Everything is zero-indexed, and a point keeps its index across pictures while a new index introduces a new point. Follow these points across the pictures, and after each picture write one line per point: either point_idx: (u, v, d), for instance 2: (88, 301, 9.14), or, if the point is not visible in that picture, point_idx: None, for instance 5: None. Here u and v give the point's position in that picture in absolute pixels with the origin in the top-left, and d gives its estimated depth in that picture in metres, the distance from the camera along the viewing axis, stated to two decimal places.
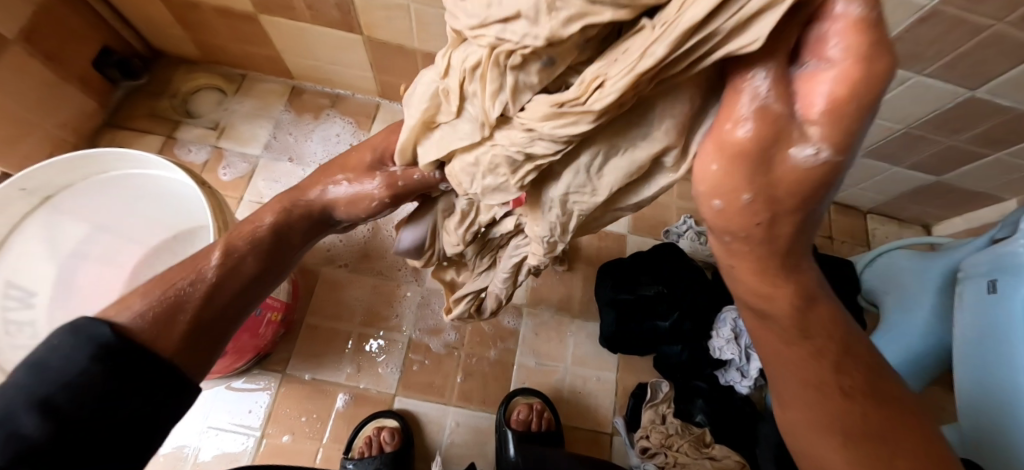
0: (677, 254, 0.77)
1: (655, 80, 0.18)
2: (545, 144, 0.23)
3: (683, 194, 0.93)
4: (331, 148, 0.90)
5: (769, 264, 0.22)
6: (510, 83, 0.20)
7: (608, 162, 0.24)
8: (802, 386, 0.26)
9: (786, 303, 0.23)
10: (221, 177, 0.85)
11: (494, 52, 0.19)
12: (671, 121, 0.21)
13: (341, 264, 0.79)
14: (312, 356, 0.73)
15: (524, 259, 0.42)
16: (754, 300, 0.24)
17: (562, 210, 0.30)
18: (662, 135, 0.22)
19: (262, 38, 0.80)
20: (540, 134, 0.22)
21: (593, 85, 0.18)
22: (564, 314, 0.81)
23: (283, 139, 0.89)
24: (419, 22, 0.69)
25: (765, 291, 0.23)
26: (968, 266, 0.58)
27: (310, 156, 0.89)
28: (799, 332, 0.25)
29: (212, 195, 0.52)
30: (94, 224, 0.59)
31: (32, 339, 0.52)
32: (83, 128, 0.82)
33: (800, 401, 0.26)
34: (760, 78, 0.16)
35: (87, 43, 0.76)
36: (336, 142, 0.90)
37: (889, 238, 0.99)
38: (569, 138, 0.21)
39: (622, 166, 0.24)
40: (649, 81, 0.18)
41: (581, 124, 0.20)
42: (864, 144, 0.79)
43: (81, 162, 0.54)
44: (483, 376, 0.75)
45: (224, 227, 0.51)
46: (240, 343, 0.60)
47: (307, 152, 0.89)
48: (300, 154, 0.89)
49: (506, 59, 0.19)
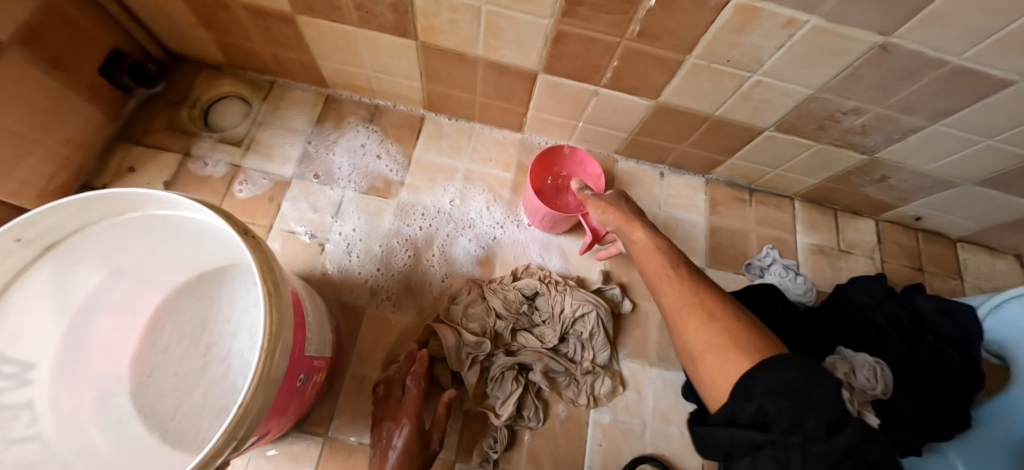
0: (773, 295, 0.71)
1: (576, 328, 0.69)
2: (545, 332, 0.68)
3: (763, 221, 0.85)
4: (359, 161, 0.79)
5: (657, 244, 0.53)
6: (523, 327, 0.69)
7: (592, 344, 0.68)
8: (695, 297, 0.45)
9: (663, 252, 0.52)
10: (237, 194, 0.74)
11: (512, 316, 0.68)
12: (600, 334, 0.69)
13: (384, 297, 0.70)
14: (359, 416, 0.63)
15: (575, 386, 0.68)
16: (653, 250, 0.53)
17: (592, 367, 0.68)
18: (601, 334, 0.69)
19: (299, 42, 0.69)
20: (547, 332, 0.69)
21: (553, 326, 0.68)
22: (642, 361, 0.72)
23: (306, 151, 0.79)
24: (491, 27, 0.58)
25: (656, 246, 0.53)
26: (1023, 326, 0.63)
27: (337, 170, 0.78)
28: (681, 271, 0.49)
29: (259, 249, 0.40)
30: (112, 270, 0.49)
31: (32, 425, 0.42)
32: (92, 145, 0.71)
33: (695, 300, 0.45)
34: (591, 318, 0.68)
35: (96, 45, 0.66)
36: (363, 154, 0.79)
37: (981, 269, 0.90)
38: (559, 334, 0.68)
39: (601, 342, 0.69)
40: (571, 328, 0.69)
41: (557, 330, 0.68)
42: (983, 172, 0.69)
43: (99, 201, 0.40)
44: (555, 436, 0.66)
45: (277, 289, 0.39)
46: (288, 415, 0.50)
47: (333, 167, 0.78)
48: (327, 169, 0.78)
49: (517, 326, 0.69)
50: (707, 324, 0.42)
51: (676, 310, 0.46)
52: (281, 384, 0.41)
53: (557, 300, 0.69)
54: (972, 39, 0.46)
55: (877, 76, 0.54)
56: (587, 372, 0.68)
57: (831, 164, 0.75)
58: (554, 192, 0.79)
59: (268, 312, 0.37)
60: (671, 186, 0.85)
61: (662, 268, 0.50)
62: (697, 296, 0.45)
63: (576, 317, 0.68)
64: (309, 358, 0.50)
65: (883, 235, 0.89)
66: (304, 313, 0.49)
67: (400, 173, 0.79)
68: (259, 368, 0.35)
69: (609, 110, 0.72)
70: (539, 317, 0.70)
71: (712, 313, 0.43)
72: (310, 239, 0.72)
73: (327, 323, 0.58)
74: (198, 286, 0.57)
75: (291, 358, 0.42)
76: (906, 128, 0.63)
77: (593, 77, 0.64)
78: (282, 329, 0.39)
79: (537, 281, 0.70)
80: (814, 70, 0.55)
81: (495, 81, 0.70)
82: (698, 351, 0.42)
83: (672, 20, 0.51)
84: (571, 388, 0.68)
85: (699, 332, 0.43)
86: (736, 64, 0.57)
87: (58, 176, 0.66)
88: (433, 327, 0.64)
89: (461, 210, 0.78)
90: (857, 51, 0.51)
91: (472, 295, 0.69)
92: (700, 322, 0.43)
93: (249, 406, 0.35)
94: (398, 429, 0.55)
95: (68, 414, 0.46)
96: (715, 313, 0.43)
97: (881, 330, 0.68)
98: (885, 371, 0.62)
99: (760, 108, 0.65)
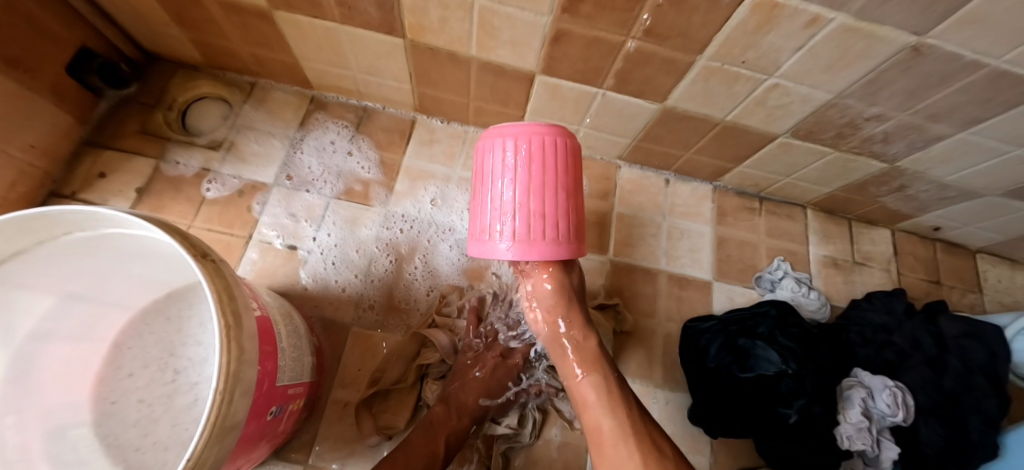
0: (789, 316, 0.64)
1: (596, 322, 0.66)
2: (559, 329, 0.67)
3: (773, 231, 0.81)
4: (329, 161, 0.74)
5: (591, 351, 0.50)
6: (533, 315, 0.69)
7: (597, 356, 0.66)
8: (631, 434, 0.44)
9: (596, 369, 0.49)
10: (204, 192, 0.69)
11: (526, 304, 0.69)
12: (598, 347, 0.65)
13: (369, 306, 0.66)
14: (342, 444, 0.59)
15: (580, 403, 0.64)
16: (590, 359, 0.50)
17: None
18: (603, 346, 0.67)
19: (279, 40, 0.64)
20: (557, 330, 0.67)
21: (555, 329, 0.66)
22: (646, 384, 0.68)
23: (271, 148, 0.74)
24: (485, 25, 0.53)
25: (590, 359, 0.50)
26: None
27: (307, 171, 0.73)
28: (620, 395, 0.47)
29: (217, 274, 0.36)
30: (60, 293, 0.45)
31: None
32: (59, 150, 0.66)
33: (636, 443, 0.44)
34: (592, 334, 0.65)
35: (62, 44, 0.61)
36: (332, 152, 0.75)
37: (1001, 282, 0.86)
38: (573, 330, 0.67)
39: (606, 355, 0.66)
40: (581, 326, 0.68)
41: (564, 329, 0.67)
42: (1010, 182, 0.65)
43: (35, 221, 0.35)
44: (554, 463, 0.61)
45: (237, 321, 0.35)
46: (260, 450, 0.46)
47: (302, 167, 0.74)
48: (297, 170, 0.73)
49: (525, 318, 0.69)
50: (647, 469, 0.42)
51: (611, 439, 0.45)
52: (244, 425, 0.36)
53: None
54: (1018, 40, 0.42)
55: (906, 80, 0.50)
56: None
57: (847, 173, 0.71)
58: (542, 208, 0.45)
59: (225, 348, 0.32)
60: (678, 194, 0.81)
61: (601, 388, 0.48)
62: (637, 433, 0.45)
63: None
64: (282, 388, 0.45)
65: (899, 247, 0.84)
66: (276, 340, 0.44)
67: (371, 171, 0.75)
68: (213, 413, 0.31)
69: (611, 114, 0.67)
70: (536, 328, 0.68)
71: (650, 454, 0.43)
72: (283, 246, 0.68)
73: (306, 345, 0.54)
74: (167, 305, 0.54)
75: (255, 394, 0.38)
76: (931, 136, 0.59)
77: (596, 79, 0.60)
78: (243, 364, 0.34)
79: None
80: (836, 73, 0.51)
81: (491, 84, 0.66)
82: None
83: (683, 18, 0.46)
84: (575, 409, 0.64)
85: None
86: (750, 66, 0.52)
87: (20, 184, 0.61)
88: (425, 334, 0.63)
89: (450, 217, 0.73)
90: (885, 52, 0.47)
91: (464, 298, 0.68)
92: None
93: (202, 457, 0.30)
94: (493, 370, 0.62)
95: (14, 453, 0.41)
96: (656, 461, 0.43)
97: (903, 352, 0.65)
98: (905, 396, 0.58)
99: (775, 113, 0.60)
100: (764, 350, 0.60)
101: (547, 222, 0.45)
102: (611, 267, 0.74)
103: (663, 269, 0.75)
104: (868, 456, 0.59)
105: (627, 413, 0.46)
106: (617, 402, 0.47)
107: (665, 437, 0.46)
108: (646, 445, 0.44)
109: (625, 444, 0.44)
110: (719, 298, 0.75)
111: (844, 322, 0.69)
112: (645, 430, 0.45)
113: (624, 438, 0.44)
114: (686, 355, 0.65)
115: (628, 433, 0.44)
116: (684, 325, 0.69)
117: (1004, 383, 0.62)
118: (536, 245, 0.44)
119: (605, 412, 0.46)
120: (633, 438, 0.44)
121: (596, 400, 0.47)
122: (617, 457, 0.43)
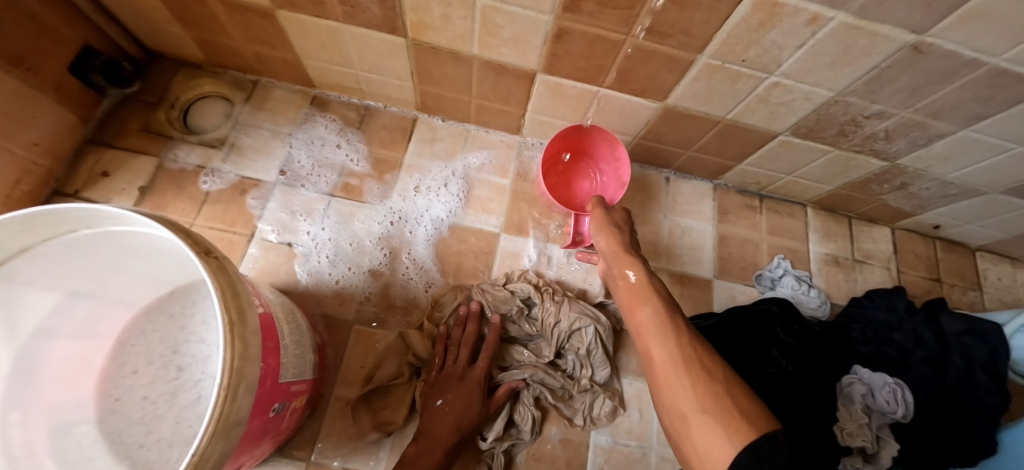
0: (790, 313, 0.65)
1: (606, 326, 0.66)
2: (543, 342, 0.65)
3: (774, 229, 0.81)
4: (317, 154, 0.75)
5: (644, 282, 0.49)
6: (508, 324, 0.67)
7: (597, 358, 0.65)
8: (676, 349, 0.39)
9: (648, 295, 0.46)
10: (202, 185, 0.70)
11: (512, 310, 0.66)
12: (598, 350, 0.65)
13: (363, 300, 0.66)
14: (346, 440, 0.59)
15: (583, 401, 0.64)
16: (643, 288, 0.48)
17: (592, 384, 0.65)
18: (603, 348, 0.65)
19: (281, 39, 0.64)
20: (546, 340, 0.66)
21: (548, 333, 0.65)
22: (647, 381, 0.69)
23: (263, 142, 0.74)
24: (487, 23, 0.53)
25: (642, 287, 0.48)
26: None
27: (296, 165, 0.74)
28: (669, 316, 0.43)
29: (220, 270, 0.36)
30: (66, 291, 0.45)
31: None
32: (61, 148, 0.66)
33: (681, 354, 0.38)
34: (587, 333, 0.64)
35: (65, 43, 0.61)
36: (321, 146, 0.75)
37: (1001, 280, 0.86)
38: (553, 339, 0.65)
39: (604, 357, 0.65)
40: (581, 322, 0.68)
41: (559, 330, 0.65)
42: (1010, 180, 0.65)
43: (41, 219, 0.36)
44: (555, 460, 0.62)
45: (241, 317, 0.35)
46: (263, 446, 0.46)
47: (291, 160, 0.74)
48: (289, 163, 0.73)
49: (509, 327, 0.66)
50: (692, 378, 0.36)
51: (659, 363, 0.39)
52: (248, 421, 0.36)
53: (547, 315, 0.65)
54: (1018, 37, 0.41)
55: (907, 78, 0.50)
56: (588, 387, 0.64)
57: (848, 171, 0.71)
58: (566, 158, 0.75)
59: (228, 345, 0.33)
60: (679, 192, 0.81)
61: (653, 308, 0.44)
62: (688, 352, 0.38)
63: (573, 331, 0.64)
64: (285, 385, 0.45)
65: (899, 244, 0.85)
66: (278, 336, 0.44)
67: (360, 163, 0.75)
68: (217, 409, 0.31)
69: (613, 112, 0.67)
70: (531, 328, 0.67)
71: (700, 367, 0.37)
72: (280, 241, 0.68)
73: (308, 342, 0.54)
74: (170, 304, 0.55)
75: (259, 391, 0.38)
76: (932, 134, 0.59)
77: (598, 77, 0.60)
78: (247, 361, 0.34)
79: (531, 285, 0.67)
80: (837, 71, 0.51)
81: (493, 82, 0.66)
82: (679, 426, 0.35)
83: (686, 16, 0.46)
84: (579, 408, 0.64)
85: (691, 394, 0.35)
86: (752, 64, 0.52)
87: (23, 182, 0.61)
88: (407, 334, 0.63)
89: (434, 201, 0.74)
90: (886, 50, 0.47)
91: (458, 298, 0.67)
92: (689, 386, 0.36)
93: (206, 453, 0.31)
94: (460, 390, 0.58)
95: (18, 450, 0.41)
96: (706, 374, 0.36)
97: (903, 350, 0.65)
98: (904, 394, 0.59)
99: (777, 111, 0.60)
100: (767, 349, 0.62)
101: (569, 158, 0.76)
102: None
103: (665, 266, 0.75)
104: (868, 453, 0.58)
105: (684, 338, 0.40)
106: (665, 323, 0.42)
107: (724, 366, 0.37)
108: (695, 361, 0.38)
109: (673, 359, 0.38)
110: (720, 296, 0.75)
111: (845, 320, 0.69)
112: (698, 353, 0.39)
113: (672, 360, 0.38)
114: None
115: (677, 349, 0.39)
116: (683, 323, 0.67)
117: (1004, 380, 0.62)
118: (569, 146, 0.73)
119: (654, 335, 0.41)
120: (681, 359, 0.38)
121: (648, 321, 0.44)
122: (666, 380, 0.38)
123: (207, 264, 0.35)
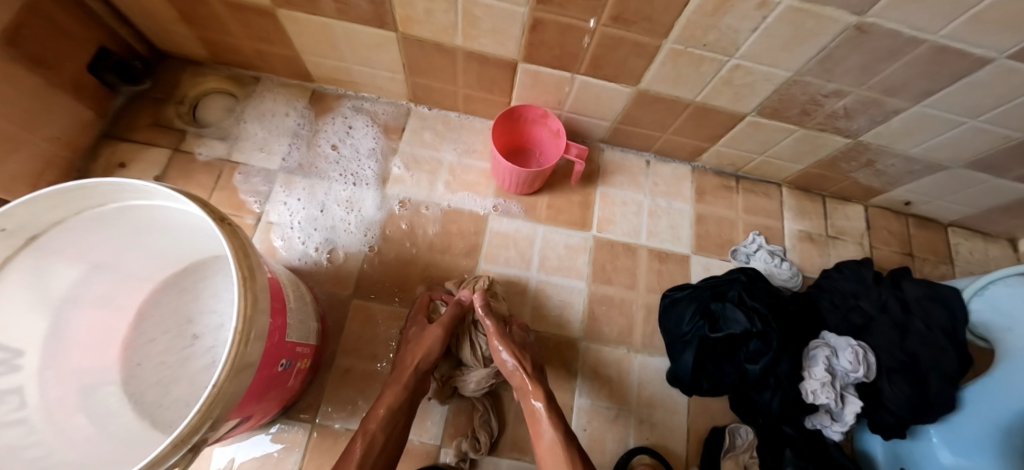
0: (759, 281, 0.68)
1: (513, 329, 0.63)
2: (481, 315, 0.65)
3: (749, 208, 0.85)
4: (306, 142, 0.80)
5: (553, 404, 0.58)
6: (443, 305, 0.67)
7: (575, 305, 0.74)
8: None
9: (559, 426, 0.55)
10: (197, 157, 0.76)
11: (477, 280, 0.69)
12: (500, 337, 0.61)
13: (359, 275, 0.71)
14: (345, 404, 0.64)
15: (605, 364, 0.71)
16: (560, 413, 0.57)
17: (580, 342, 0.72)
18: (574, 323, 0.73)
19: (281, 36, 0.69)
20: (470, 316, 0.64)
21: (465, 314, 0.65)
22: (628, 349, 0.73)
23: (259, 132, 0.79)
24: (467, 16, 0.58)
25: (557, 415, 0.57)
26: (1004, 311, 0.61)
27: (284, 153, 0.78)
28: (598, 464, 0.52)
29: (233, 235, 0.41)
30: (93, 263, 0.50)
31: (22, 409, 0.43)
32: (79, 141, 0.72)
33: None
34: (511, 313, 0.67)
35: (82, 44, 0.67)
36: (311, 135, 0.80)
37: (972, 255, 0.89)
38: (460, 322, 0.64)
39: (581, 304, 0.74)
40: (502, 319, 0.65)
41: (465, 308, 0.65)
42: (969, 154, 0.69)
43: (72, 194, 0.41)
44: None
45: (252, 275, 0.40)
46: (270, 401, 0.50)
47: (282, 147, 0.79)
48: (278, 149, 0.78)
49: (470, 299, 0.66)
50: None
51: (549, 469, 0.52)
52: (257, 369, 0.41)
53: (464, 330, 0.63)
54: (948, 16, 0.45)
55: (856, 56, 0.54)
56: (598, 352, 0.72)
57: (817, 149, 0.75)
58: (513, 155, 0.79)
59: (243, 296, 0.38)
60: (658, 174, 0.85)
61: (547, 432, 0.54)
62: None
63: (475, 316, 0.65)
64: (290, 344, 0.50)
65: (873, 221, 0.88)
66: (285, 300, 0.49)
67: (348, 147, 0.80)
68: (232, 351, 0.36)
69: (590, 98, 0.72)
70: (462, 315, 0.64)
71: None
72: (270, 220, 0.73)
73: (311, 312, 0.59)
74: (181, 279, 0.60)
75: (267, 344, 0.43)
76: (888, 111, 0.63)
77: (573, 65, 0.64)
78: (256, 313, 0.39)
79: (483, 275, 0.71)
80: (791, 51, 0.55)
81: (477, 72, 0.70)
82: None
83: (646, 4, 0.50)
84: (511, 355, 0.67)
85: None
86: (712, 47, 0.56)
87: (47, 173, 0.67)
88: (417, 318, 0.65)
89: (354, 143, 0.80)
90: (832, 31, 0.50)
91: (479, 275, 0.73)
92: None
93: (224, 387, 0.35)
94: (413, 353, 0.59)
95: (55, 403, 0.46)
96: None
97: (868, 316, 0.68)
98: (868, 354, 0.61)
99: (741, 92, 0.64)
100: (732, 311, 0.63)
101: (508, 145, 0.78)
102: (593, 243, 0.78)
103: (643, 244, 0.80)
104: (834, 411, 0.62)
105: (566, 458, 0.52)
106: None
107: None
108: None
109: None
110: (697, 270, 0.79)
111: (816, 290, 0.74)
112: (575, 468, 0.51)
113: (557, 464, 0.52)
114: (667, 322, 0.70)
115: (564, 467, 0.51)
116: (662, 294, 0.74)
117: (961, 342, 0.65)
118: (502, 137, 0.76)
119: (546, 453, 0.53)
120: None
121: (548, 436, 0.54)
122: None
123: (216, 224, 0.39)
